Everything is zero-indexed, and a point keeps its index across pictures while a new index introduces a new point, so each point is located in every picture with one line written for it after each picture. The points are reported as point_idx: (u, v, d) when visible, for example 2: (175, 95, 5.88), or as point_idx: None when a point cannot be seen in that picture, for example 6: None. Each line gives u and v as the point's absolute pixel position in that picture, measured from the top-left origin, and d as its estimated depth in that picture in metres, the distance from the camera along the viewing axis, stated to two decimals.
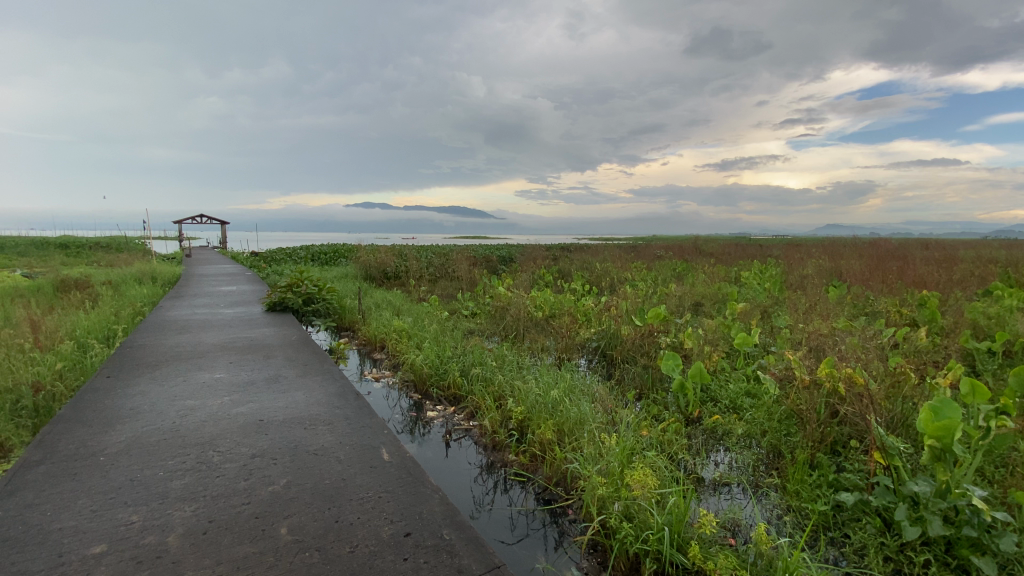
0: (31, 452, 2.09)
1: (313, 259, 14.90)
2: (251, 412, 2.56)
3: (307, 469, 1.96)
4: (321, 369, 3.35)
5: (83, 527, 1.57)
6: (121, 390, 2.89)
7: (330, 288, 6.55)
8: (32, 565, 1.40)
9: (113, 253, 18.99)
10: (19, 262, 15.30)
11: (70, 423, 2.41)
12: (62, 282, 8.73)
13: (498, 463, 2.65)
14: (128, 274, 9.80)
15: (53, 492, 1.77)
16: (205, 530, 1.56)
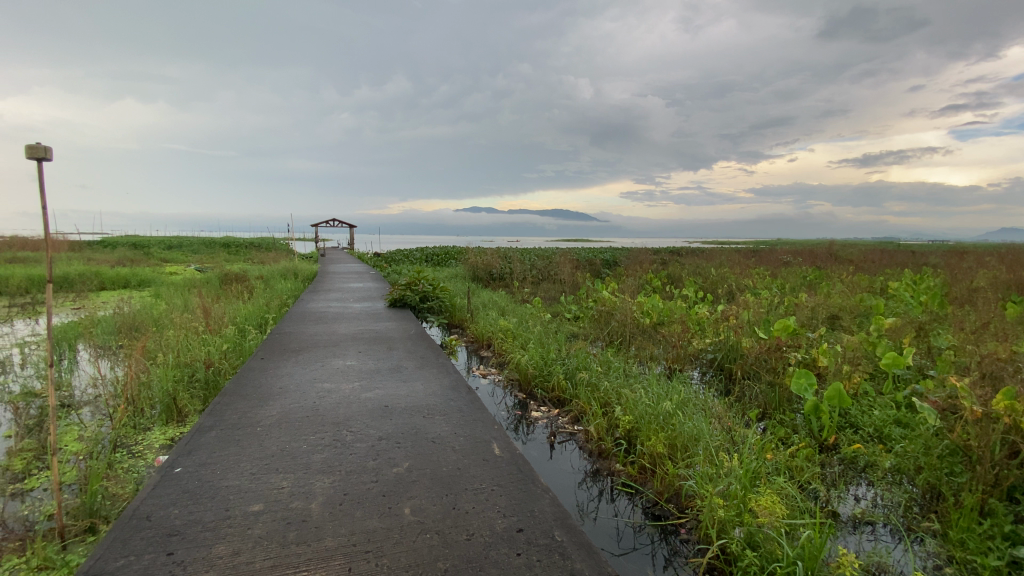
0: (207, 418, 2.48)
1: (426, 260, 15.86)
2: (377, 398, 2.79)
3: (427, 455, 2.09)
4: (437, 362, 3.55)
5: (244, 487, 1.82)
6: (272, 371, 3.33)
7: (443, 287, 6.92)
8: (206, 515, 1.65)
9: (263, 251, 22.06)
10: (194, 258, 18.45)
11: (234, 396, 2.82)
12: (226, 275, 10.26)
13: (604, 471, 2.60)
14: (275, 271, 11.23)
15: (222, 455, 2.08)
16: (341, 501, 1.73)
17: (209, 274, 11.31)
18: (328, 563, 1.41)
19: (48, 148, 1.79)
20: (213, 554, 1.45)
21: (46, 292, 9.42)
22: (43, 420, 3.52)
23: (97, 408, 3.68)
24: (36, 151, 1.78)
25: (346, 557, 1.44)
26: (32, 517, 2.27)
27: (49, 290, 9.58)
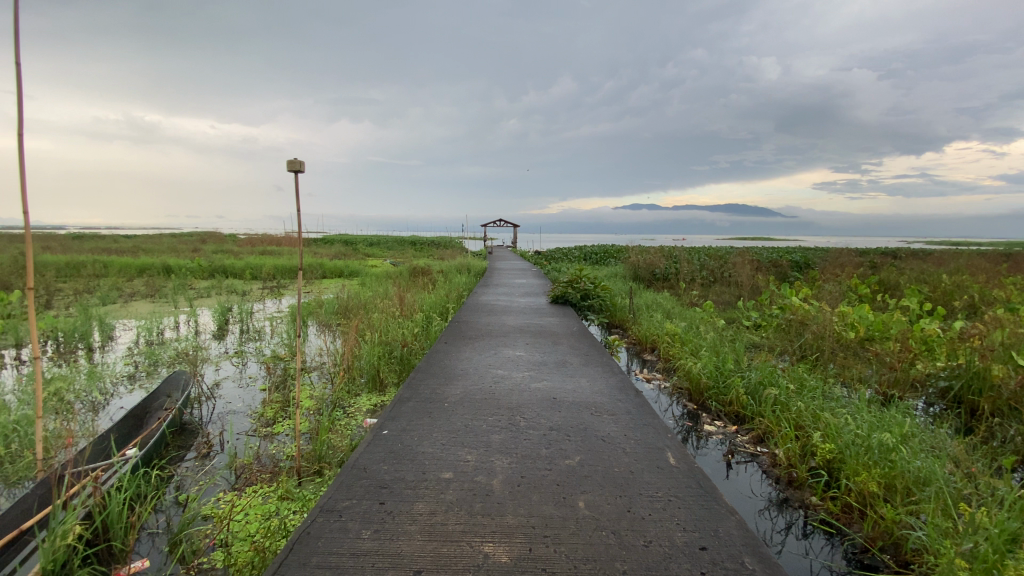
0: (405, 390, 2.86)
1: (588, 258, 15.89)
2: (546, 389, 2.90)
3: (598, 452, 2.09)
4: (603, 360, 3.53)
5: (436, 455, 2.05)
6: (453, 354, 3.68)
7: (604, 286, 6.80)
8: (408, 474, 1.91)
9: (441, 248, 24.62)
10: (388, 254, 21.54)
11: (425, 373, 3.19)
12: (412, 269, 11.67)
13: (796, 503, 2.32)
14: (451, 265, 12.40)
15: (417, 423, 2.37)
16: (519, 482, 1.83)
17: (400, 267, 13.01)
18: (511, 539, 1.51)
19: (302, 162, 2.24)
20: (415, 510, 1.66)
21: (287, 279, 11.90)
22: (286, 379, 4.47)
23: (321, 373, 4.54)
24: (294, 164, 2.24)
25: (526, 537, 1.52)
26: (279, 454, 2.90)
27: (289, 277, 12.07)
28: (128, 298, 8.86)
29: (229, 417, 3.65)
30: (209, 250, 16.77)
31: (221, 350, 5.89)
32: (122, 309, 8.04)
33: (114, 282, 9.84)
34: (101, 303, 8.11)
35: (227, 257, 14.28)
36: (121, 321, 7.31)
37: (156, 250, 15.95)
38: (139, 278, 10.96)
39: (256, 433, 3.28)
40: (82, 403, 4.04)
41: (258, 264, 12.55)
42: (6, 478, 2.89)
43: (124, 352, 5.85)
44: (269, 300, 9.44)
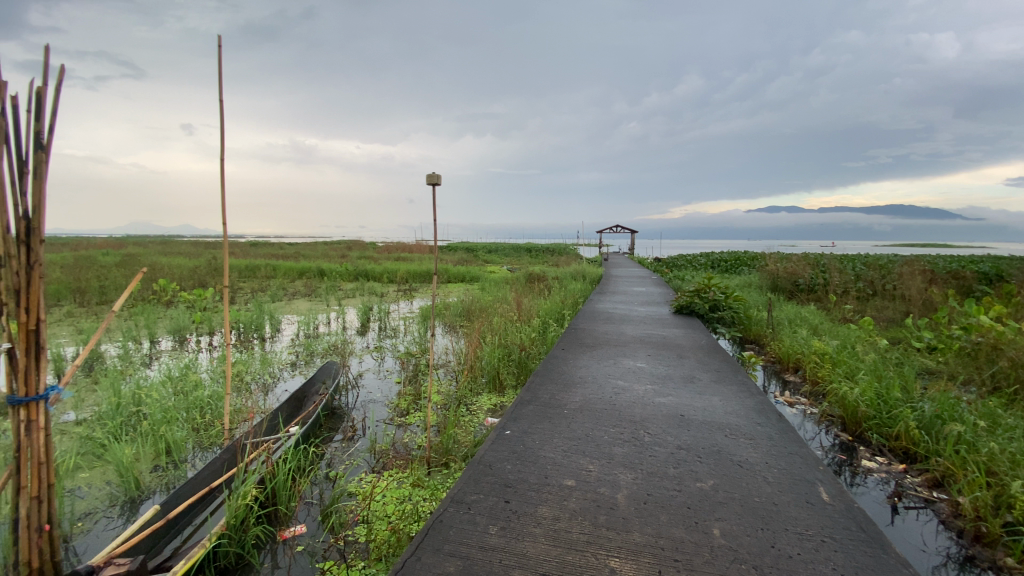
0: (525, 393, 2.92)
1: (716, 266, 14.85)
2: (671, 405, 2.75)
3: (734, 478, 1.93)
4: (737, 378, 3.26)
5: (558, 461, 2.07)
6: (573, 362, 3.68)
7: (738, 296, 6.18)
8: (531, 476, 1.94)
9: (557, 255, 24.81)
10: (506, 260, 22.34)
11: (545, 378, 3.23)
12: (531, 275, 11.91)
13: (986, 564, 1.93)
14: (568, 272, 12.43)
15: (538, 427, 2.41)
16: (645, 500, 1.77)
17: (520, 273, 13.36)
18: (638, 557, 1.46)
19: (438, 175, 2.60)
20: (538, 513, 1.68)
21: (418, 283, 12.88)
22: (416, 374, 4.86)
23: (446, 371, 4.84)
24: (433, 178, 2.61)
25: (654, 558, 1.46)
26: (411, 444, 3.14)
27: (419, 281, 13.06)
28: (290, 296, 10.29)
29: (369, 405, 4.06)
30: (352, 256, 18.78)
31: (363, 345, 6.58)
32: (286, 305, 9.36)
33: (280, 283, 11.49)
34: (271, 300, 9.53)
35: (368, 262, 15.89)
36: (286, 316, 8.52)
37: (313, 256, 18.30)
38: (300, 279, 12.68)
39: (392, 422, 3.60)
40: (256, 384, 4.78)
41: (393, 269, 13.78)
42: (203, 441, 3.54)
43: (287, 342, 6.80)
44: (402, 302, 10.29)
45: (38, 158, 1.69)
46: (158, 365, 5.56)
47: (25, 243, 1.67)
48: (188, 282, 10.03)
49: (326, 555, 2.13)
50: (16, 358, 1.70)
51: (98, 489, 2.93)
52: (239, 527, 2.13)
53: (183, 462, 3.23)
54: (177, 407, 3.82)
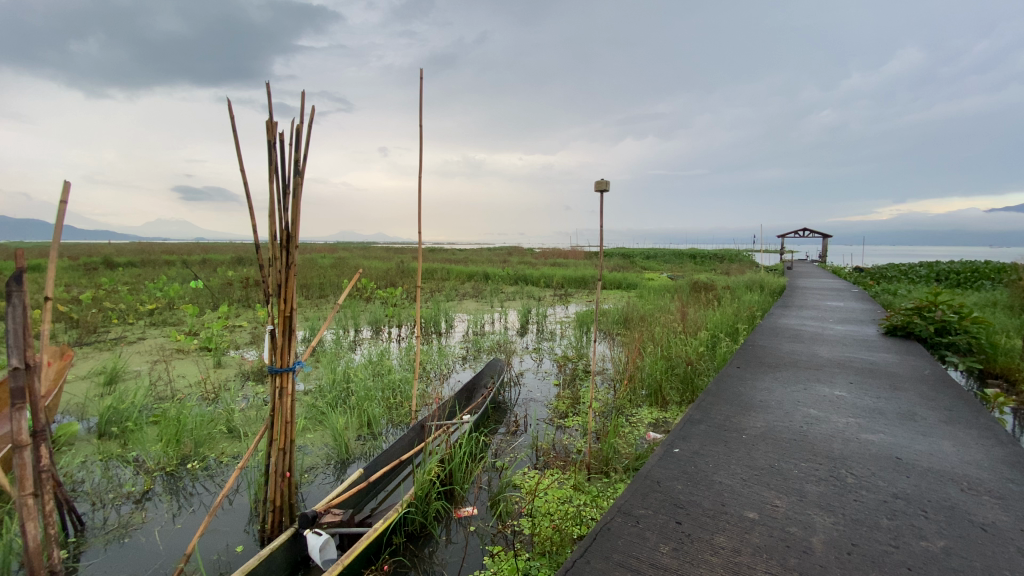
0: (696, 412, 2.75)
1: (941, 279, 12.05)
2: (882, 444, 2.32)
3: (976, 544, 1.55)
4: (977, 421, 2.61)
5: (736, 489, 1.90)
6: (751, 382, 3.35)
7: (979, 317, 4.96)
8: (705, 501, 1.82)
9: (727, 262, 22.79)
10: (669, 267, 21.26)
11: (719, 398, 3.00)
12: (697, 282, 11.14)
13: None
14: (741, 281, 11.33)
15: (713, 450, 2.25)
16: (848, 551, 1.52)
17: (685, 280, 12.60)
18: None
19: (607, 181, 2.63)
20: (715, 541, 1.57)
21: (577, 288, 13.02)
22: (575, 378, 4.93)
23: (605, 378, 4.81)
24: (602, 185, 2.64)
25: None
26: (571, 446, 3.21)
27: (578, 286, 13.19)
28: (461, 297, 11.28)
29: (531, 404, 4.24)
30: (515, 261, 19.78)
31: (525, 346, 6.89)
32: (458, 305, 10.28)
33: (454, 285, 12.67)
34: (446, 300, 10.57)
35: (529, 267, 16.59)
36: (458, 315, 9.36)
37: (480, 261, 19.78)
38: (469, 282, 13.80)
39: (552, 423, 3.71)
40: (434, 373, 5.37)
41: (553, 274, 14.13)
42: (393, 419, 4.09)
43: (457, 338, 7.47)
44: (560, 306, 10.51)
45: (297, 181, 2.15)
46: (359, 351, 6.59)
47: (287, 247, 2.14)
48: (381, 281, 11.68)
49: (495, 540, 2.29)
50: (276, 337, 2.19)
51: (318, 448, 3.59)
52: (425, 499, 2.42)
53: (378, 435, 3.78)
54: (374, 387, 4.49)
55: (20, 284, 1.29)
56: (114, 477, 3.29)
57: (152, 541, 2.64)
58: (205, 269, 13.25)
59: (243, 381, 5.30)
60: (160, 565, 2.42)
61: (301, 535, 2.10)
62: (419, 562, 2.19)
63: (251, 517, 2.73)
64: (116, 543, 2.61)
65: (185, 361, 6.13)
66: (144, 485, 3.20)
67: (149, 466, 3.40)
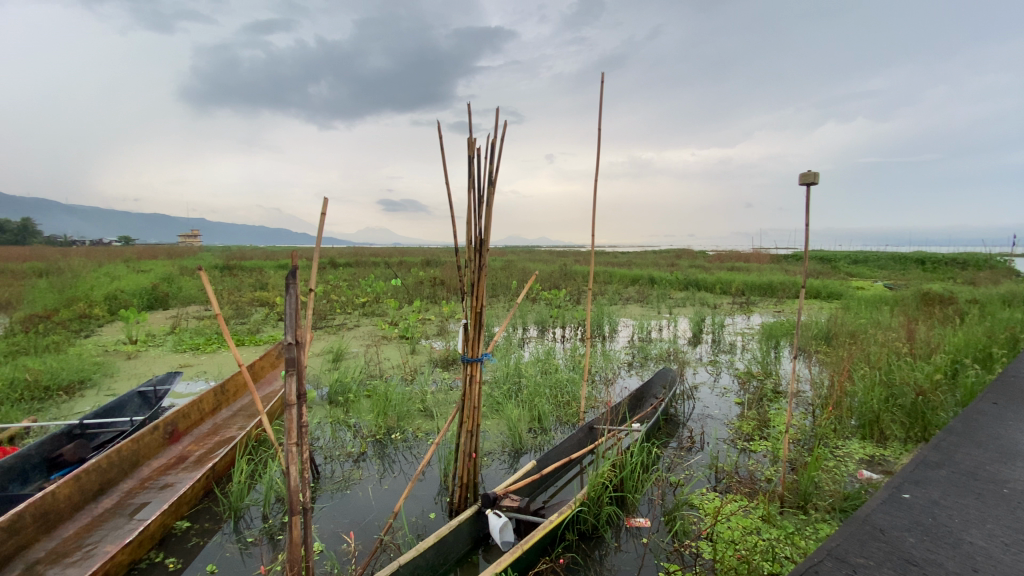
0: (930, 453, 2.26)
1: None
2: None
3: None
4: None
5: (996, 555, 1.51)
6: (1016, 424, 2.60)
7: None
8: (950, 563, 1.49)
9: (973, 269, 17.99)
10: (884, 274, 17.66)
11: (965, 439, 2.41)
12: (926, 293, 9.05)
13: None
14: (996, 294, 8.82)
15: (959, 502, 1.82)
16: None
17: (907, 291, 10.34)
18: None
19: (817, 174, 2.35)
20: None
21: (761, 295, 11.67)
22: (761, 398, 4.43)
23: (800, 402, 4.22)
24: (809, 177, 2.38)
25: None
26: (758, 474, 2.89)
27: (763, 293, 11.81)
28: (626, 301, 11.02)
29: (708, 420, 3.94)
30: (687, 265, 18.56)
31: (698, 356, 6.43)
32: (623, 309, 10.06)
33: (621, 290, 12.44)
34: (610, 303, 10.44)
35: (702, 271, 15.41)
36: (625, 319, 9.18)
37: (646, 264, 19.05)
38: (634, 285, 13.39)
39: (734, 444, 3.40)
40: (601, 377, 5.36)
41: (732, 278, 12.88)
42: (562, 417, 4.20)
43: (624, 344, 7.34)
44: (740, 315, 9.53)
45: (490, 189, 2.37)
46: (528, 349, 6.92)
47: (479, 249, 2.36)
48: (547, 282, 12.05)
49: (670, 557, 2.20)
50: (469, 330, 2.44)
51: (495, 435, 3.88)
52: (596, 501, 2.43)
53: (548, 430, 3.92)
54: (544, 383, 4.67)
55: (294, 278, 1.68)
56: (339, 438, 4.02)
57: (367, 495, 3.17)
58: (403, 270, 15.31)
59: (431, 367, 5.99)
60: (373, 517, 2.88)
61: (483, 513, 2.31)
62: (591, 563, 2.22)
63: (441, 489, 3.08)
64: (341, 492, 3.21)
65: (388, 347, 7.18)
66: (361, 447, 3.85)
67: (363, 433, 4.08)
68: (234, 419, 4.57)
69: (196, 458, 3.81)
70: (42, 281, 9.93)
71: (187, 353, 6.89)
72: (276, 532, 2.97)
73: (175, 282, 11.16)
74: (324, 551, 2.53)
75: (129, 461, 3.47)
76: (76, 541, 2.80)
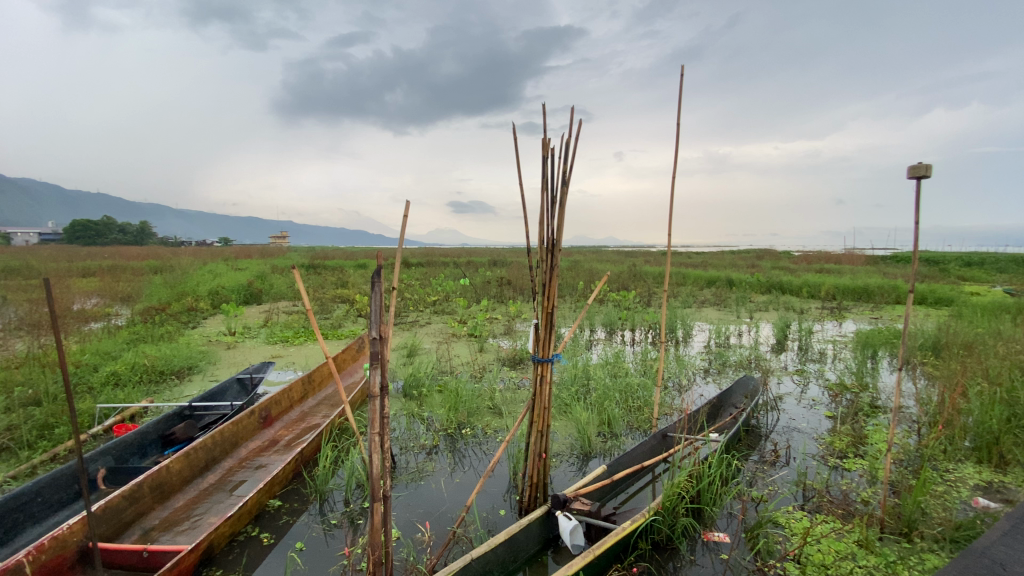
0: None
1: None
2: None
3: None
4: None
5: None
6: None
7: None
8: None
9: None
10: (1006, 277, 15.58)
11: None
12: None
13: None
14: None
15: None
16: None
17: None
18: None
19: (929, 166, 2.18)
20: None
21: (854, 300, 10.70)
22: (855, 412, 4.07)
23: (902, 419, 3.83)
24: (919, 170, 2.21)
25: None
26: (853, 495, 2.66)
27: (856, 298, 10.82)
28: (701, 305, 10.53)
29: (794, 434, 3.68)
30: (768, 266, 17.41)
31: (782, 365, 6.02)
32: (698, 313, 9.62)
33: (695, 292, 11.92)
34: (683, 306, 10.03)
35: (785, 273, 14.38)
36: (700, 323, 8.79)
37: (723, 266, 18.08)
38: (709, 288, 12.76)
39: (825, 461, 3.15)
40: (674, 383, 5.16)
41: (820, 281, 11.92)
42: (633, 422, 4.10)
43: (699, 349, 7.02)
44: (830, 321, 8.80)
45: (563, 190, 2.37)
46: (596, 351, 6.81)
47: (551, 250, 2.36)
48: (616, 283, 11.80)
49: None
50: (539, 331, 2.45)
51: (564, 437, 3.86)
52: (671, 511, 2.35)
53: (619, 435, 3.85)
54: (613, 386, 4.58)
55: (379, 277, 1.79)
56: (413, 430, 4.19)
57: (440, 488, 3.28)
58: (472, 270, 15.64)
59: (500, 366, 6.07)
60: (446, 509, 2.97)
61: (552, 515, 2.30)
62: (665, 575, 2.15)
63: (510, 487, 3.12)
64: (415, 483, 3.34)
65: (458, 344, 7.37)
66: (434, 441, 3.99)
67: (436, 426, 4.21)
68: (319, 407, 4.90)
69: (286, 442, 4.13)
70: (158, 277, 11.18)
71: (277, 345, 7.47)
72: (356, 516, 3.15)
73: (268, 279, 12.13)
74: (401, 538, 2.65)
75: (229, 442, 3.82)
76: (185, 511, 3.13)
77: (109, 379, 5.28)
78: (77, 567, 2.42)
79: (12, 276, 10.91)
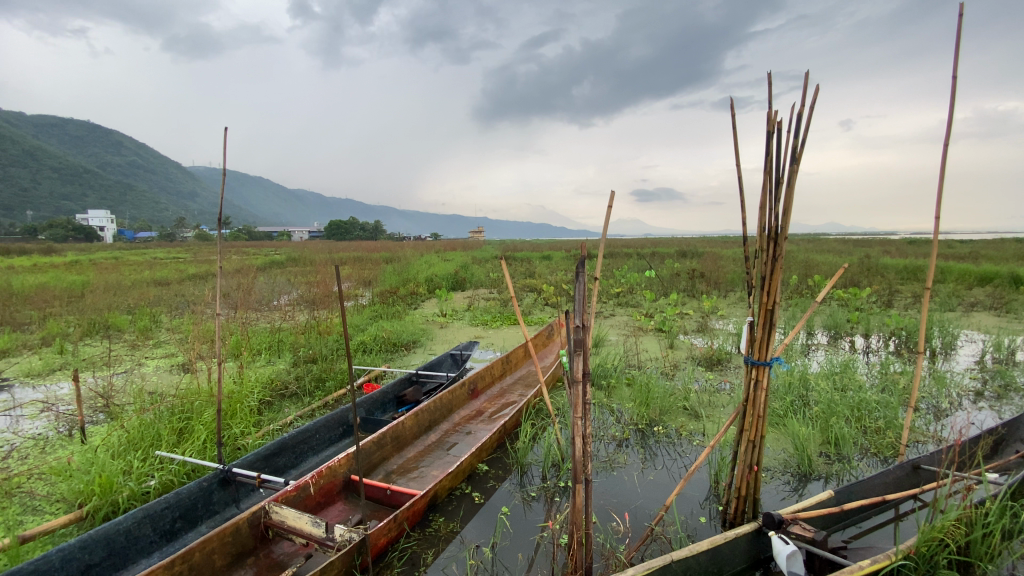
0: None
1: None
2: None
3: None
4: None
5: None
6: None
7: None
8: None
9: None
10: None
11: None
12: None
13: None
14: None
15: None
16: None
17: None
18: None
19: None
20: None
21: None
22: None
23: None
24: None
25: None
26: None
27: None
28: (969, 308, 8.18)
29: None
30: None
31: None
32: (965, 319, 7.50)
33: (958, 290, 9.33)
34: (941, 309, 7.93)
35: None
36: (965, 331, 6.87)
37: (1005, 258, 13.75)
38: (979, 288, 9.88)
39: None
40: (927, 406, 4.15)
41: None
42: (868, 447, 3.44)
43: (967, 365, 5.49)
44: None
45: (789, 169, 2.10)
46: (816, 359, 5.86)
47: (773, 239, 2.11)
48: (842, 277, 9.93)
49: None
50: (756, 330, 2.22)
51: (777, 452, 3.43)
52: (928, 559, 1.93)
53: (849, 459, 3.26)
54: (839, 400, 3.89)
55: (583, 267, 1.84)
56: (604, 419, 4.24)
57: (632, 481, 3.26)
58: (661, 262, 14.94)
59: (694, 365, 5.68)
60: (641, 504, 2.95)
61: (764, 532, 2.10)
62: None
63: (710, 495, 2.92)
64: (607, 472, 3.39)
65: (648, 339, 7.15)
66: (624, 433, 3.97)
67: (627, 419, 4.19)
68: (516, 386, 5.31)
69: (490, 415, 4.58)
70: (389, 265, 13.46)
71: (479, 327, 8.32)
72: (553, 493, 3.33)
73: (471, 269, 13.49)
74: (598, 524, 2.73)
75: (446, 408, 4.41)
76: (415, 462, 3.73)
77: (359, 346, 6.59)
78: (343, 493, 3.11)
79: (296, 264, 14.37)
